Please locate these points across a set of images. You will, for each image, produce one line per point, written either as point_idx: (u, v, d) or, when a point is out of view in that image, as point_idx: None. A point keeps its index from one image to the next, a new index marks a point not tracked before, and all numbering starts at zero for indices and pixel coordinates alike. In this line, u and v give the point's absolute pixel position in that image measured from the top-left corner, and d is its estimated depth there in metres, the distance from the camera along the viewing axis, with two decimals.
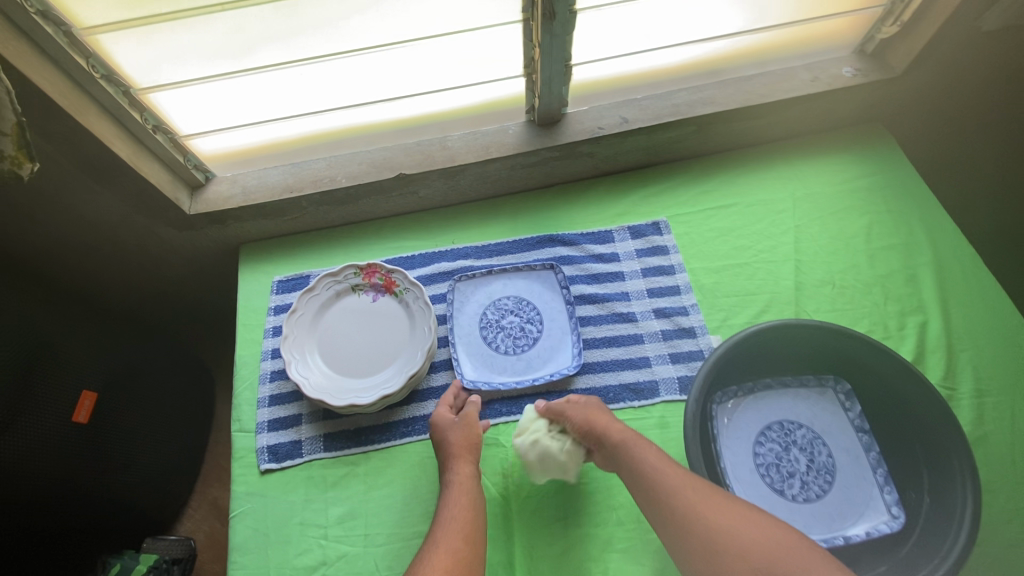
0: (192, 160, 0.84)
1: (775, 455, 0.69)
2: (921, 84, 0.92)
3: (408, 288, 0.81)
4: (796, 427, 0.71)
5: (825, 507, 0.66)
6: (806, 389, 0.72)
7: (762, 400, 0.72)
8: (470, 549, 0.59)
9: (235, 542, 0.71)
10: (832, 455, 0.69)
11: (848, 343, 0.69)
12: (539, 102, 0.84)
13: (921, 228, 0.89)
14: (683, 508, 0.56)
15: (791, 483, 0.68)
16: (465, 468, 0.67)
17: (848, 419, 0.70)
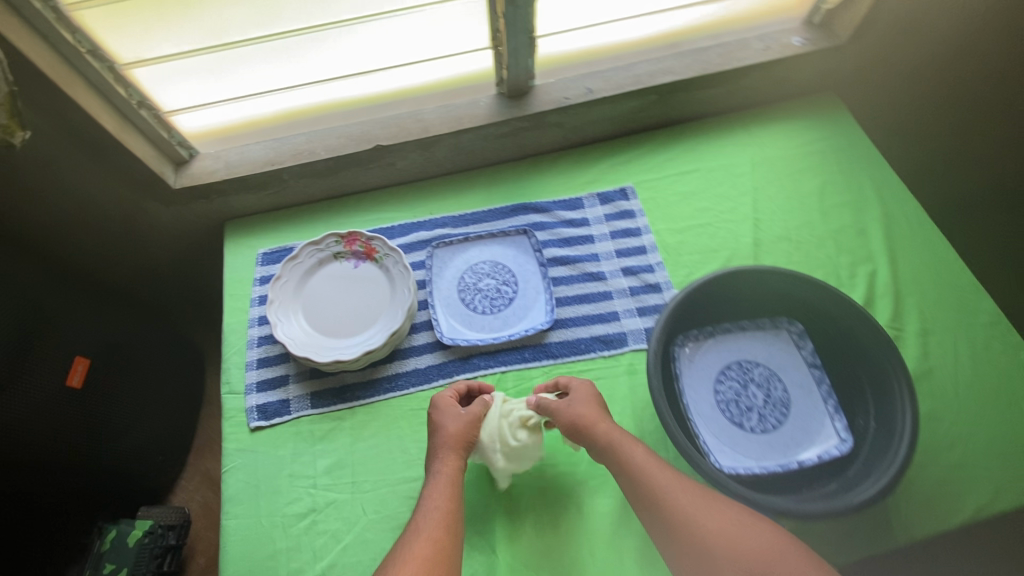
0: (177, 137, 0.87)
1: (734, 392, 0.75)
2: (864, 52, 0.98)
3: (387, 254, 0.85)
4: (754, 365, 0.76)
5: (781, 436, 0.71)
6: (763, 331, 0.77)
7: (723, 343, 0.77)
8: (446, 541, 0.60)
9: (227, 494, 0.74)
10: (787, 389, 0.74)
11: (799, 285, 0.74)
12: (508, 74, 0.89)
13: (870, 185, 0.95)
14: (679, 511, 0.60)
15: (749, 416, 0.73)
16: (452, 461, 0.67)
17: (801, 356, 0.75)
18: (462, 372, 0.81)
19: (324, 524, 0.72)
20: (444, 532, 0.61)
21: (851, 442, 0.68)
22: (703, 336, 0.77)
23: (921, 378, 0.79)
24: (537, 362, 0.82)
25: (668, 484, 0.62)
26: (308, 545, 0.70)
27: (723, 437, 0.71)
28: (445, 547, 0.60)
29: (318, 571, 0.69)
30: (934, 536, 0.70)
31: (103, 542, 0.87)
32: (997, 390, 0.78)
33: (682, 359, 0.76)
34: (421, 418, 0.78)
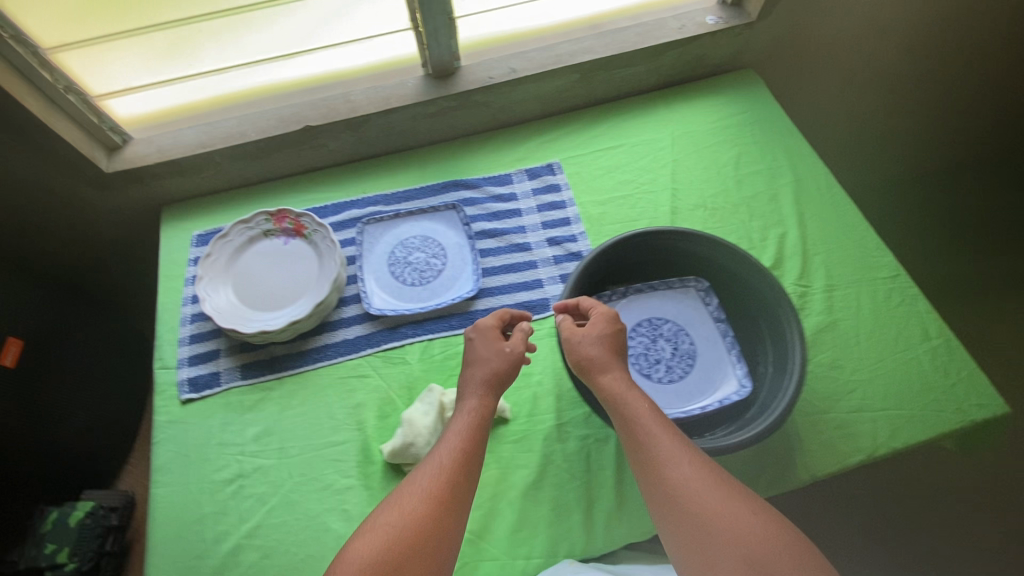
0: (109, 123, 0.90)
1: (644, 346, 0.79)
2: (776, 29, 1.04)
3: (316, 229, 0.88)
4: (664, 321, 0.80)
5: (685, 385, 0.76)
6: (672, 290, 0.81)
7: (634, 303, 0.81)
8: (460, 475, 0.60)
9: (157, 464, 0.76)
10: (694, 342, 0.79)
11: (703, 244, 0.77)
12: (432, 54, 0.93)
13: (783, 154, 1.00)
14: (681, 487, 0.57)
15: (657, 367, 0.78)
16: (482, 400, 0.67)
17: (708, 312, 0.79)
18: (389, 341, 0.83)
19: (251, 488, 0.74)
20: (459, 465, 0.61)
21: (750, 387, 0.72)
22: (617, 297, 0.81)
23: (827, 330, 0.83)
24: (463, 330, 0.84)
25: (674, 460, 0.59)
26: (235, 509, 0.72)
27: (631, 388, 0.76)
28: (454, 481, 0.60)
29: (244, 532, 0.71)
30: (835, 475, 0.74)
31: (44, 522, 0.89)
32: (895, 338, 0.82)
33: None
34: (348, 385, 0.80)
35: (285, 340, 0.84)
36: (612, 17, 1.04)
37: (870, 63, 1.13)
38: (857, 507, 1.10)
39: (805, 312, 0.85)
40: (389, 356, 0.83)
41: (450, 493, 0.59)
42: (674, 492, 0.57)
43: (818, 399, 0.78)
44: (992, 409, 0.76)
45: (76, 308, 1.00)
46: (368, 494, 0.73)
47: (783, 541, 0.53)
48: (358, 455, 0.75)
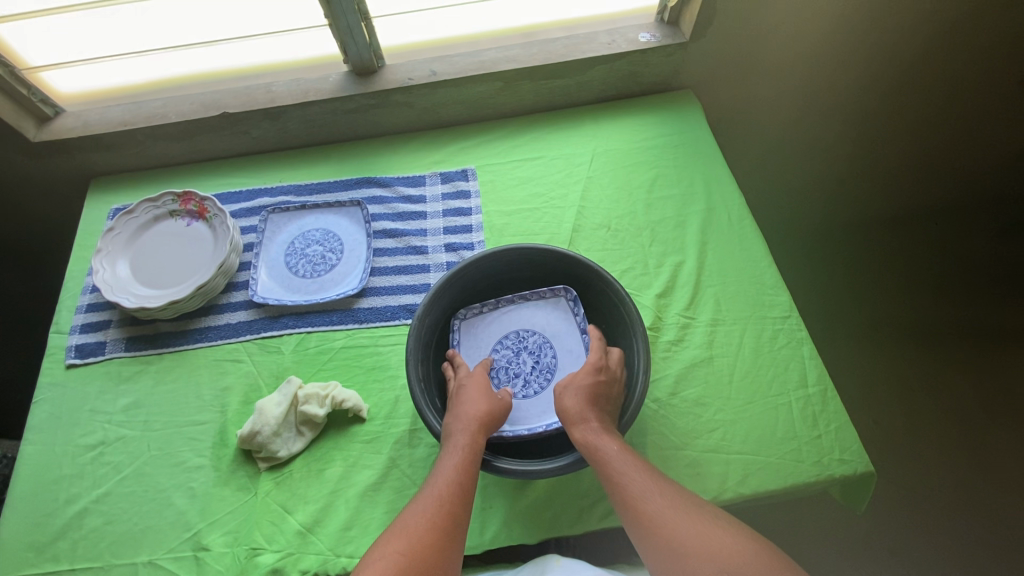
0: (39, 95, 0.94)
1: (507, 359, 0.80)
2: (712, 50, 1.01)
3: (216, 214, 0.91)
4: (531, 335, 0.81)
5: (537, 401, 0.76)
6: (543, 300, 0.82)
7: (505, 314, 0.83)
8: (455, 510, 0.61)
9: (31, 423, 0.80)
10: (556, 358, 0.79)
11: (570, 262, 0.76)
12: (350, 51, 0.94)
13: (700, 179, 0.97)
14: (655, 516, 0.59)
15: (516, 381, 0.78)
16: (476, 439, 0.66)
17: (575, 323, 0.80)
18: (267, 329, 0.86)
19: (109, 456, 0.77)
20: (452, 503, 0.61)
21: None
22: (489, 308, 0.83)
23: (702, 365, 0.81)
24: (341, 325, 0.86)
25: (644, 490, 0.61)
26: (90, 474, 0.76)
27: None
28: (451, 513, 0.61)
29: (93, 497, 0.74)
30: None
31: None
32: (770, 381, 0.79)
33: (464, 328, 0.82)
34: (220, 368, 0.83)
35: (170, 318, 0.87)
36: (547, 27, 1.03)
37: (809, 88, 1.12)
38: None
39: (683, 345, 0.83)
40: (265, 344, 0.85)
41: (447, 530, 0.60)
42: (650, 522, 0.58)
43: (676, 435, 0.76)
44: (855, 465, 0.73)
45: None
46: (215, 474, 0.76)
47: (758, 556, 0.54)
48: (215, 437, 0.78)
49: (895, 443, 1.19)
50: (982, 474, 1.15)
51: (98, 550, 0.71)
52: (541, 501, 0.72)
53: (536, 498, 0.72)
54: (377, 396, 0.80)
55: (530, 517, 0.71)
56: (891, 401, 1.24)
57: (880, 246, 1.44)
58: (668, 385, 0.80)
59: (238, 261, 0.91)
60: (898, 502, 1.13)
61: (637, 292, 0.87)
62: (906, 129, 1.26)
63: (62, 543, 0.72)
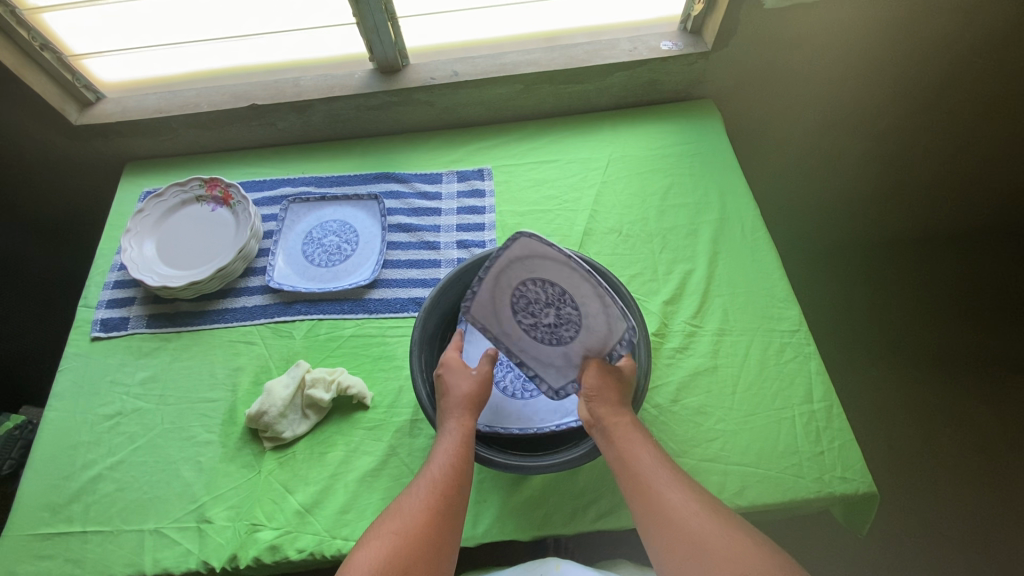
0: (82, 80, 1.00)
1: (536, 295, 0.69)
2: (734, 60, 1.01)
3: (240, 201, 0.94)
4: (570, 304, 0.67)
5: (533, 347, 0.73)
6: (609, 305, 0.64)
7: (570, 273, 0.64)
8: (455, 490, 0.63)
9: (55, 390, 0.84)
10: (574, 338, 0.70)
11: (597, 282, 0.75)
12: (376, 49, 0.97)
13: (716, 190, 0.97)
14: (677, 509, 0.59)
15: (528, 318, 0.71)
16: (465, 420, 0.68)
17: (612, 342, 0.68)
18: (281, 315, 0.88)
19: (125, 426, 0.81)
20: (449, 484, 0.63)
21: None
22: (554, 258, 0.64)
23: (705, 374, 0.81)
24: (351, 314, 0.88)
25: (669, 480, 0.62)
26: (106, 442, 0.80)
27: (489, 300, 0.71)
28: (448, 494, 0.62)
29: (108, 464, 0.78)
30: None
31: None
32: (775, 394, 0.79)
33: (522, 243, 0.65)
34: (234, 349, 0.86)
35: (191, 298, 0.91)
36: (570, 32, 1.05)
37: (830, 104, 1.11)
38: None
39: (687, 353, 0.83)
40: (278, 328, 0.87)
41: (448, 511, 0.61)
42: (670, 513, 0.59)
43: (674, 442, 0.76)
44: (857, 484, 0.71)
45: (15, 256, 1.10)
46: (222, 450, 0.78)
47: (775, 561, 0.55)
48: (224, 415, 0.81)
49: (908, 468, 1.16)
50: (999, 507, 1.11)
51: (109, 514, 0.74)
52: (536, 499, 0.73)
53: (531, 494, 0.73)
54: (382, 385, 0.82)
55: (523, 513, 0.72)
56: (907, 426, 1.20)
57: (901, 268, 1.41)
58: (669, 393, 0.80)
59: (258, 247, 0.95)
60: (907, 530, 1.10)
61: (644, 298, 0.87)
62: (933, 151, 1.23)
63: (76, 506, 0.75)
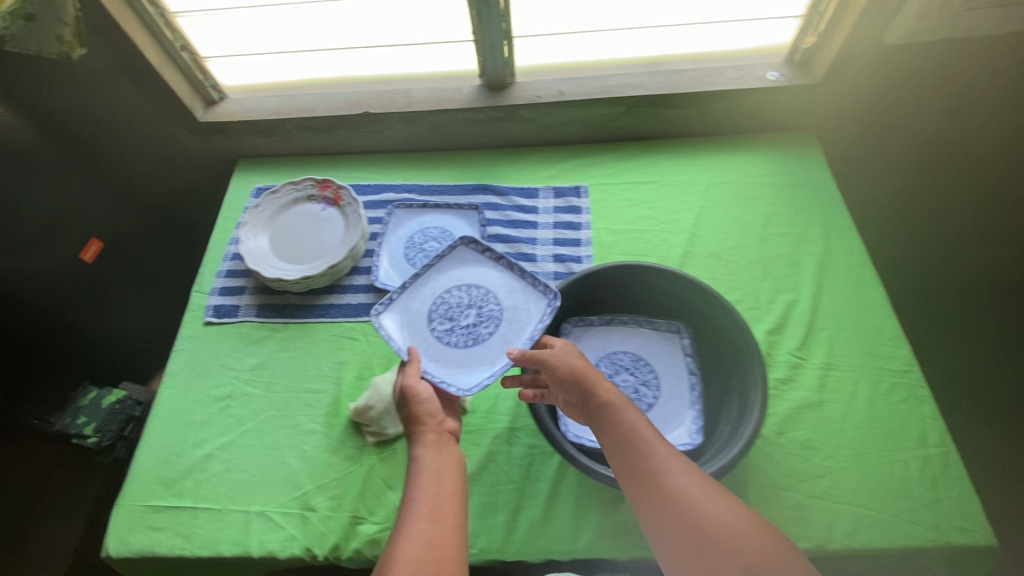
0: (211, 81, 1.06)
1: (458, 301, 0.82)
2: (843, 91, 1.00)
3: (350, 202, 0.98)
4: (493, 303, 0.81)
5: (446, 352, 0.79)
6: (534, 287, 0.80)
7: (497, 269, 0.83)
8: (445, 525, 0.61)
9: (170, 369, 0.88)
10: (491, 336, 0.79)
11: (708, 307, 0.76)
12: (487, 66, 1.01)
13: (819, 222, 0.96)
14: (679, 494, 0.56)
15: (446, 323, 0.81)
16: (430, 436, 0.69)
17: (533, 326, 0.77)
18: None
19: (234, 409, 0.84)
20: (439, 507, 0.63)
21: (697, 442, 0.72)
22: (487, 261, 0.84)
23: (811, 409, 0.79)
24: None
25: (671, 469, 0.58)
26: (217, 422, 0.83)
27: (409, 308, 0.82)
28: (439, 518, 0.62)
29: (218, 444, 0.81)
30: None
31: (85, 397, 1.06)
32: (886, 434, 0.76)
33: (458, 254, 0.86)
34: (337, 343, 0.89)
35: (299, 292, 0.94)
36: (674, 59, 1.06)
37: (944, 148, 1.09)
38: None
39: (792, 385, 0.81)
40: None
41: (450, 540, 0.60)
42: (670, 498, 0.56)
43: (781, 476, 0.74)
44: (979, 537, 0.68)
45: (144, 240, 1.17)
46: (325, 441, 0.81)
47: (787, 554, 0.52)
48: (328, 406, 0.83)
49: None
50: None
51: (219, 493, 0.78)
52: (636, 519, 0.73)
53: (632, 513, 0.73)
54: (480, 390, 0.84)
55: (624, 532, 0.72)
56: None
57: None
58: (774, 424, 0.78)
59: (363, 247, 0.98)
60: None
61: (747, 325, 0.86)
62: None
63: (188, 482, 0.79)
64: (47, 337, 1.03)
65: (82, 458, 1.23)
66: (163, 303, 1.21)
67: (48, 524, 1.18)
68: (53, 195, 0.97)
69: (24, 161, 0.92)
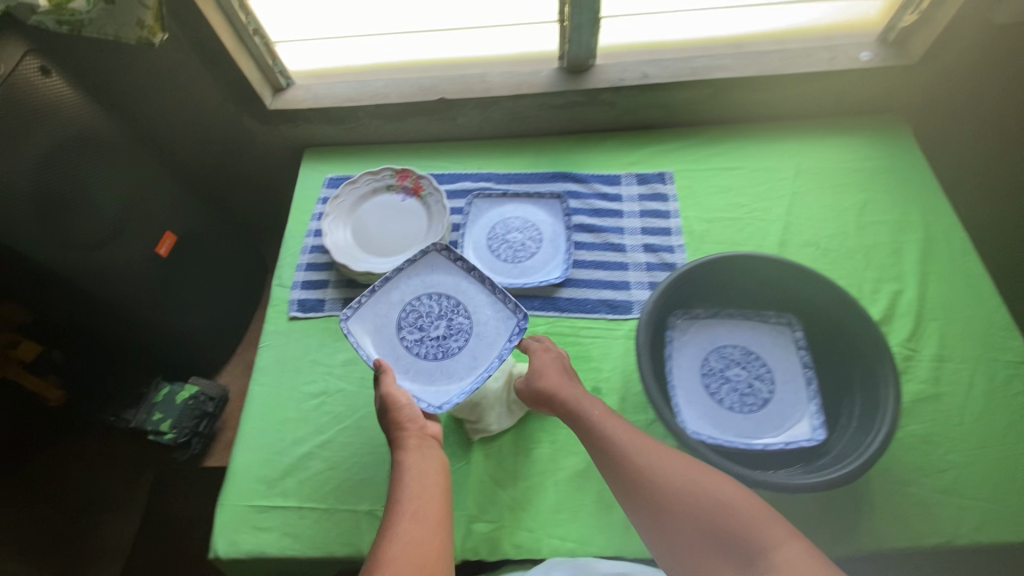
0: (279, 66, 1.01)
1: (428, 311, 0.81)
2: (939, 72, 0.97)
3: (432, 192, 0.96)
4: (462, 316, 0.81)
5: (416, 363, 0.78)
6: (504, 304, 0.80)
7: (467, 281, 0.82)
8: (434, 530, 0.59)
9: (259, 366, 0.86)
10: (460, 350, 0.79)
11: (824, 298, 0.74)
12: (570, 49, 0.97)
13: (917, 209, 0.93)
14: (642, 467, 0.60)
15: (415, 333, 0.79)
16: (411, 441, 0.67)
17: (501, 344, 0.78)
18: None
19: (331, 406, 0.82)
20: (427, 514, 0.61)
21: (822, 437, 0.70)
22: (458, 271, 0.82)
23: (927, 402, 0.77)
24: (543, 312, 0.88)
25: (648, 455, 0.61)
26: (314, 420, 0.81)
27: (379, 316, 0.80)
28: (429, 525, 0.59)
29: (317, 442, 0.79)
30: (902, 551, 0.69)
31: (156, 394, 1.07)
32: (1008, 428, 0.74)
33: (428, 261, 0.83)
34: None
35: None
36: (760, 38, 1.02)
37: None
38: None
39: (905, 378, 0.79)
40: None
41: (436, 541, 0.59)
42: (635, 472, 0.60)
43: (902, 471, 0.73)
44: None
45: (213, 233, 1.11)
46: None
47: (752, 508, 0.54)
48: None
49: None
50: None
51: (324, 492, 0.76)
52: None
53: None
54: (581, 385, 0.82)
55: None
56: None
57: None
58: None
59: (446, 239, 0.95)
60: None
61: None
62: None
63: (290, 481, 0.77)
64: (125, 333, 0.99)
65: (139, 451, 1.25)
66: (230, 296, 1.17)
67: (102, 517, 1.19)
68: (128, 187, 0.91)
69: (108, 153, 0.87)
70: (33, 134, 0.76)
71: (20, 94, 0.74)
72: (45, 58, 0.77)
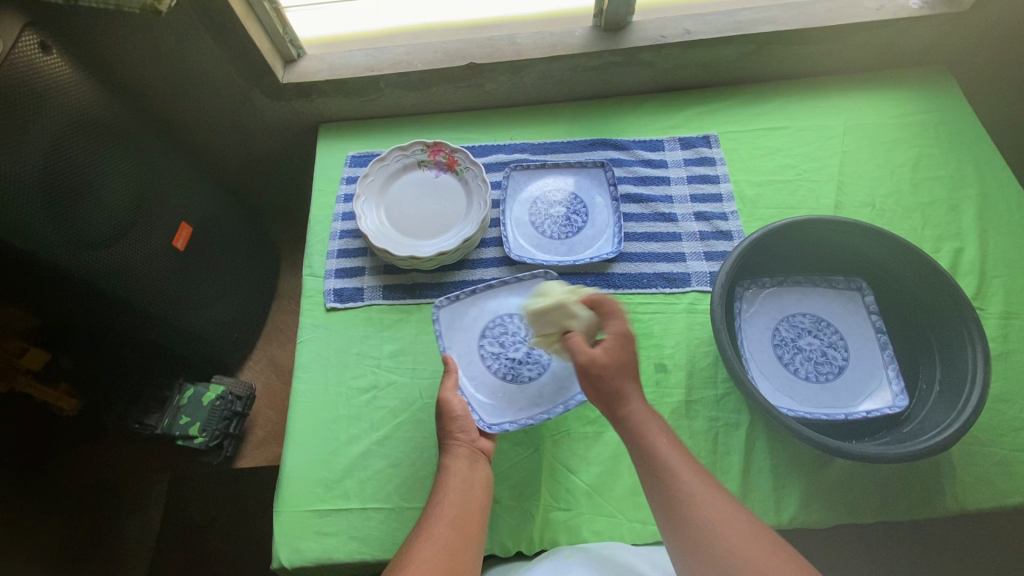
0: (290, 35, 0.92)
1: (513, 330, 0.76)
2: (990, 18, 0.93)
3: (468, 167, 0.89)
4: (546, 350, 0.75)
5: (487, 376, 0.74)
6: None
7: None
8: (462, 548, 0.59)
9: (300, 362, 0.80)
10: (530, 382, 0.73)
11: (897, 257, 0.72)
12: (608, 5, 0.90)
13: (970, 162, 0.90)
14: (674, 476, 0.57)
15: (497, 347, 0.75)
16: (457, 449, 0.66)
17: (569, 393, 0.72)
18: None
19: (383, 401, 0.77)
20: (460, 530, 0.60)
21: (905, 404, 0.69)
22: None
23: (999, 360, 0.75)
24: (597, 289, 0.84)
25: (679, 465, 0.58)
26: (367, 416, 0.76)
27: (462, 315, 0.77)
28: (458, 542, 0.59)
29: (374, 439, 0.75)
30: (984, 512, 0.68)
31: (182, 396, 1.01)
32: None
33: (532, 283, 0.79)
34: None
35: (427, 269, 0.86)
36: None
37: None
38: (990, 553, 0.98)
39: None
40: None
41: (465, 555, 0.58)
42: (668, 480, 0.57)
43: (981, 432, 0.71)
44: None
45: (225, 221, 1.04)
46: None
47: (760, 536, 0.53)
48: None
49: None
50: None
51: (387, 491, 0.72)
52: (836, 489, 0.70)
53: (835, 480, 0.70)
54: (645, 362, 0.78)
55: (831, 500, 0.69)
56: None
57: None
58: None
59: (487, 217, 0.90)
60: None
61: None
62: None
63: (349, 482, 0.72)
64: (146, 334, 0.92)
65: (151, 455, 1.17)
66: (249, 286, 1.10)
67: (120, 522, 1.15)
68: (137, 176, 0.83)
69: (115, 140, 0.79)
70: (36, 116, 0.68)
71: (21, 73, 0.66)
72: (44, 33, 0.70)
